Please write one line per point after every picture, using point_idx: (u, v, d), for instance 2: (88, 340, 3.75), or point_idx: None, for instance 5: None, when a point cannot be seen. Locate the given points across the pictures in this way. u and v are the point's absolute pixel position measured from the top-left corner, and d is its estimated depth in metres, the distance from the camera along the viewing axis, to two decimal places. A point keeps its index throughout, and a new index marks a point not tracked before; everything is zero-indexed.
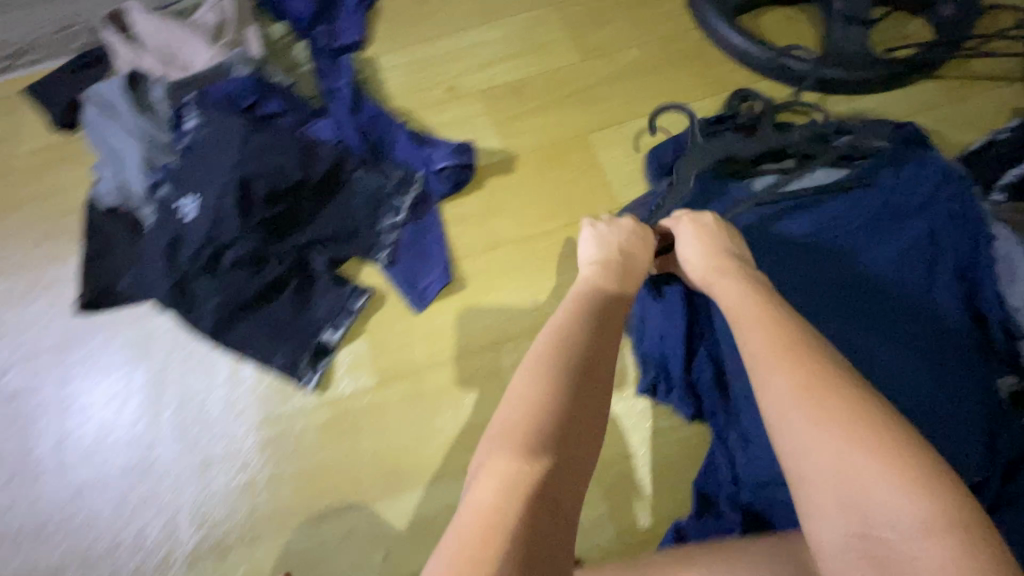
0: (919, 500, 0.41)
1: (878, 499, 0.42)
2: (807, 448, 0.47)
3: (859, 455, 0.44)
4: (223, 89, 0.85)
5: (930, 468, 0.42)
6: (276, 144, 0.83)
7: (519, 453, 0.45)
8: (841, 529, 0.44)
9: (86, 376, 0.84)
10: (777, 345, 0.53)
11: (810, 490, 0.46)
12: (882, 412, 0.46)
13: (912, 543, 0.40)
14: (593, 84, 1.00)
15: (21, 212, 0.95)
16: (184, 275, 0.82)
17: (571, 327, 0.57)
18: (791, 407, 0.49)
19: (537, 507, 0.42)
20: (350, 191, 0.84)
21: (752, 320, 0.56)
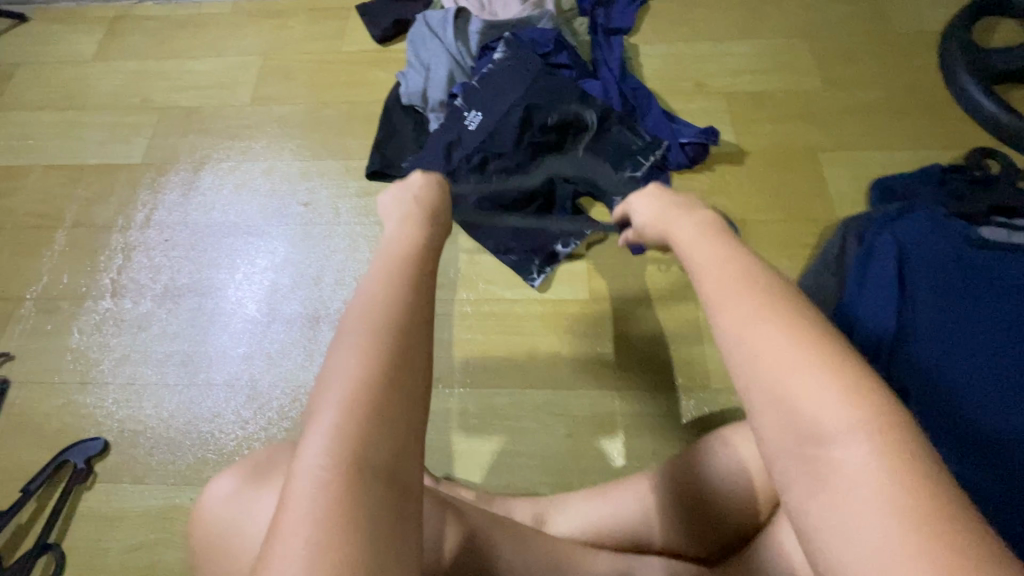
0: (851, 404, 0.33)
1: (812, 414, 0.33)
2: (752, 365, 0.36)
3: (799, 357, 0.35)
4: (529, 36, 1.04)
5: (859, 387, 0.33)
6: (559, 88, 1.01)
7: (329, 407, 0.38)
8: (782, 456, 0.34)
9: (354, 222, 1.03)
10: (728, 279, 0.41)
11: (756, 417, 0.36)
12: (794, 310, 0.38)
13: (836, 453, 0.32)
14: (831, 110, 1.07)
15: (331, 91, 1.17)
16: (455, 168, 1.00)
17: (367, 286, 0.46)
18: (752, 317, 0.38)
19: (362, 470, 0.36)
20: (606, 140, 1.00)
21: (690, 265, 0.46)
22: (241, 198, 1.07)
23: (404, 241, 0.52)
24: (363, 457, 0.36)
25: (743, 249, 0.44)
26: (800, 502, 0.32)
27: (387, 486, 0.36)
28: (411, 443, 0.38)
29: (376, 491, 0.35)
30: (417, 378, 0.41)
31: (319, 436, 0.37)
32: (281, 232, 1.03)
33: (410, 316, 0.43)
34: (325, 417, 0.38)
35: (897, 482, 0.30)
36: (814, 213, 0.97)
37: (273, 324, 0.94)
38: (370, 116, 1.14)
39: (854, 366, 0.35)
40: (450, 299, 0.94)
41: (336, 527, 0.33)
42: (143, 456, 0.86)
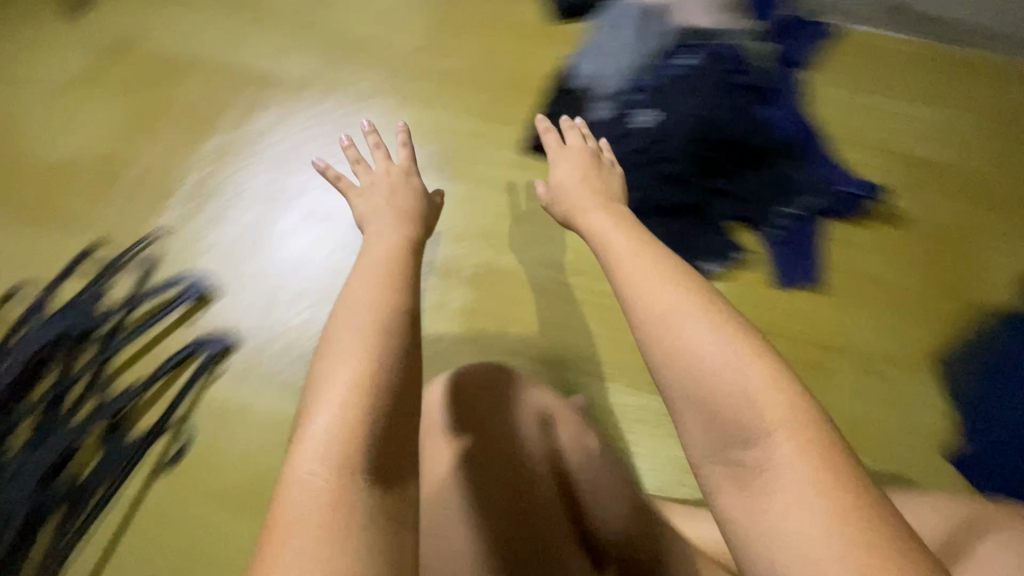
0: (779, 400, 0.41)
1: (750, 411, 0.41)
2: (691, 367, 0.44)
3: (711, 346, 0.44)
4: (720, 52, 1.05)
5: (758, 362, 0.43)
6: (742, 111, 1.01)
7: (344, 372, 0.45)
8: (722, 465, 0.42)
9: (506, 192, 1.04)
10: (670, 332, 0.46)
11: (682, 418, 0.44)
12: (721, 317, 0.46)
13: (757, 450, 0.41)
14: (1007, 197, 1.03)
15: (498, 58, 1.16)
16: (619, 163, 1.03)
17: (340, 319, 0.51)
18: (681, 313, 0.46)
19: (336, 492, 0.40)
20: (772, 171, 1.01)
21: (631, 278, 0.51)
22: (395, 142, 1.09)
23: (371, 259, 0.60)
24: (361, 442, 0.43)
25: (660, 251, 0.54)
26: (736, 501, 0.41)
27: (381, 439, 0.44)
28: (396, 388, 0.46)
29: (369, 469, 0.42)
30: (395, 306, 0.52)
31: (308, 447, 0.42)
32: (430, 185, 1.04)
33: (393, 333, 0.49)
34: (309, 450, 0.42)
35: (821, 484, 0.38)
36: (964, 292, 0.96)
37: None
38: (534, 91, 1.13)
39: (762, 352, 0.43)
40: (594, 290, 0.96)
41: (333, 515, 0.39)
42: (273, 359, 0.92)
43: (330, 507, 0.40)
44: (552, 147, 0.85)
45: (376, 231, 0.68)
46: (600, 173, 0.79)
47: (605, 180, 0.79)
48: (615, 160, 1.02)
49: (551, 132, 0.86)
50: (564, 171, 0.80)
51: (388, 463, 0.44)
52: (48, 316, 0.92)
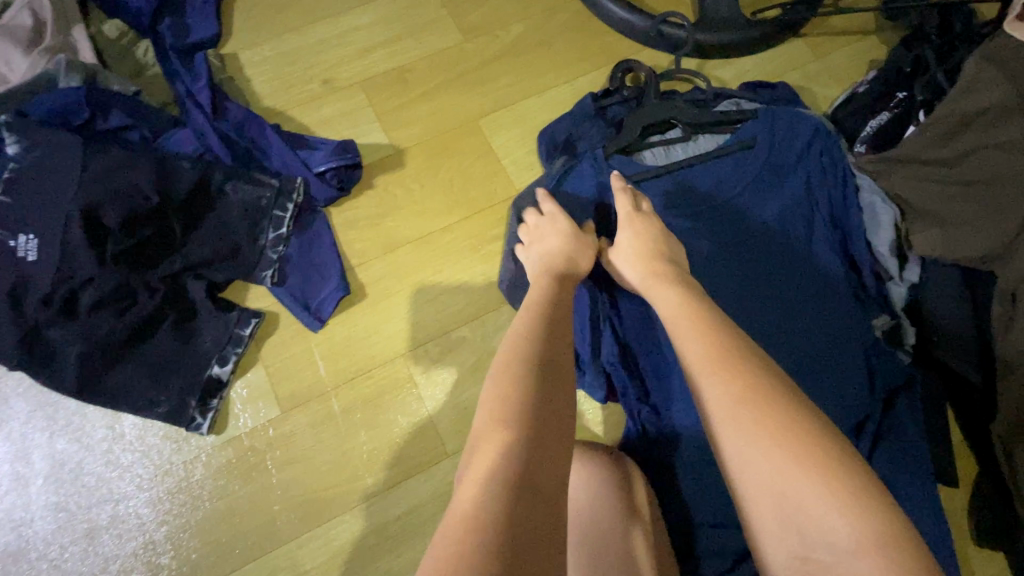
0: (844, 519, 0.38)
1: (821, 528, 0.39)
2: (745, 470, 0.43)
3: (817, 492, 0.40)
4: (48, 104, 0.74)
5: (857, 477, 0.40)
6: (127, 162, 0.74)
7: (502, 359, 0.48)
8: (789, 550, 0.40)
9: None
10: (743, 396, 0.44)
11: (756, 513, 0.42)
12: (777, 416, 0.42)
13: (839, 562, 0.38)
14: (481, 63, 0.92)
15: None
16: (35, 325, 0.70)
17: (524, 368, 0.46)
18: (750, 404, 0.43)
19: (517, 491, 0.36)
20: (223, 205, 0.77)
21: (682, 329, 0.51)
22: None
23: (519, 326, 0.52)
24: (544, 453, 0.39)
25: (722, 333, 0.49)
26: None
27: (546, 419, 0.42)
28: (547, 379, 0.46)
29: (524, 483, 0.37)
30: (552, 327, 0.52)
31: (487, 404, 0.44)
32: None
33: (564, 405, 0.44)
34: (486, 464, 0.38)
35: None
36: (494, 192, 0.85)
37: None
38: None
39: (866, 495, 0.39)
40: (107, 497, 0.69)
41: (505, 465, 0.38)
42: None
43: (491, 477, 0.37)
44: (622, 220, 0.66)
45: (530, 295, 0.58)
46: (661, 241, 0.64)
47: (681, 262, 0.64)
48: (21, 323, 0.70)
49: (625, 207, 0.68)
50: (557, 247, 0.65)
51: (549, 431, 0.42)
52: None
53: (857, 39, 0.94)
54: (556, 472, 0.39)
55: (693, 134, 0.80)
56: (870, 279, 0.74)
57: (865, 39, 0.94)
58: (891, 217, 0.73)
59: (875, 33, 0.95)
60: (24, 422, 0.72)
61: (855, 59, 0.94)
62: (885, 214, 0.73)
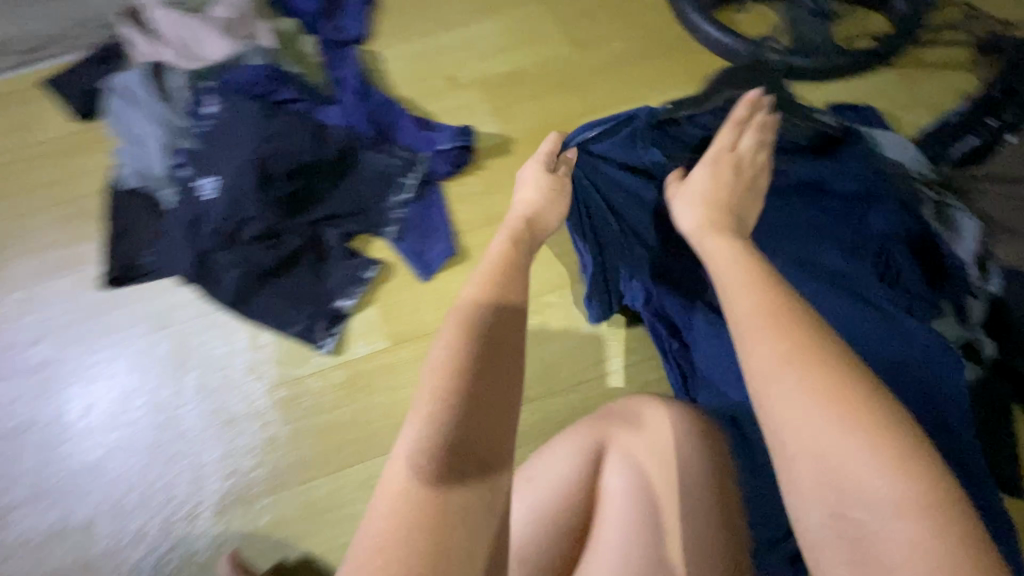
0: (897, 479, 0.37)
1: (863, 481, 0.38)
2: (781, 417, 0.42)
3: (864, 452, 0.39)
4: (240, 77, 0.92)
5: (911, 442, 0.39)
6: (293, 127, 0.90)
7: (444, 334, 0.49)
8: (823, 508, 0.39)
9: (108, 346, 0.87)
10: (790, 350, 0.43)
11: (790, 464, 0.41)
12: (825, 369, 0.42)
13: (876, 518, 0.37)
14: (585, 72, 1.04)
15: (38, 197, 0.97)
16: (207, 249, 0.87)
17: (473, 346, 0.48)
18: (801, 360, 0.42)
19: (436, 482, 0.41)
20: (360, 170, 0.91)
21: (735, 281, 0.50)
22: None
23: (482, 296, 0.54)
24: (462, 442, 0.43)
25: (775, 290, 0.48)
26: (840, 558, 0.39)
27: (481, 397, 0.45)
28: (485, 351, 0.48)
29: (443, 475, 0.41)
30: (503, 287, 0.54)
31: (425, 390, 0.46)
32: (15, 392, 0.85)
33: (505, 385, 0.47)
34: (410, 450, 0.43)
35: (931, 554, 0.35)
36: None
37: (43, 495, 0.79)
38: (94, 212, 0.96)
39: (917, 460, 0.38)
40: (243, 396, 0.83)
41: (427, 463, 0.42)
42: None
43: (416, 465, 0.42)
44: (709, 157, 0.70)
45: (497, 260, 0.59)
46: (733, 190, 0.66)
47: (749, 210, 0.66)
48: (197, 246, 0.87)
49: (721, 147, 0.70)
50: (542, 206, 0.70)
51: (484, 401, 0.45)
52: None
53: (950, 73, 0.99)
54: (483, 459, 0.43)
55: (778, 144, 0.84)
56: (945, 289, 0.77)
57: (958, 74, 0.99)
58: (975, 228, 0.76)
59: (969, 69, 0.98)
60: (186, 328, 0.88)
61: (946, 91, 0.98)
62: (966, 221, 0.77)
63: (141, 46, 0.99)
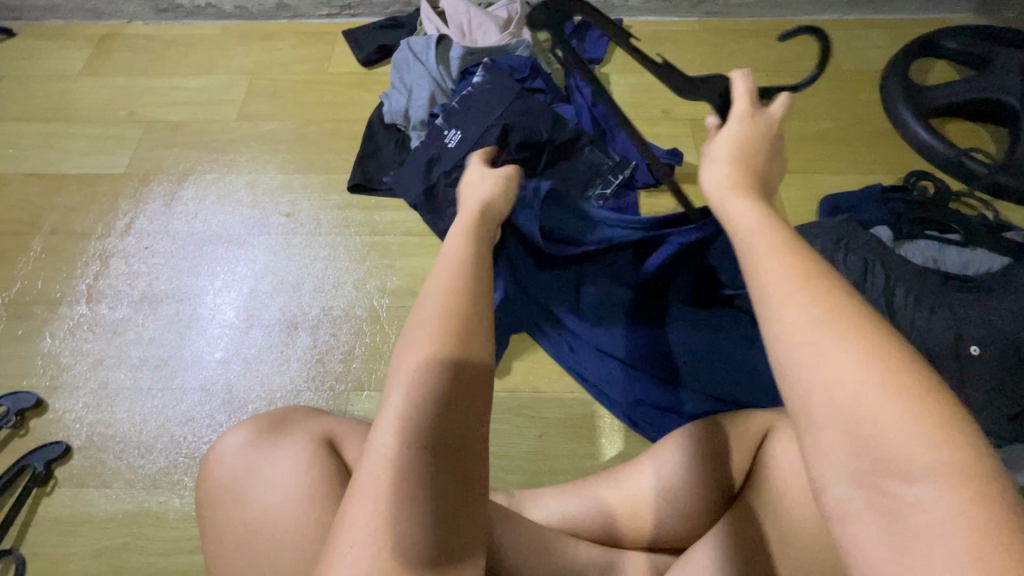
0: (936, 439, 0.29)
1: (914, 444, 0.29)
2: (810, 397, 0.32)
3: (907, 426, 0.29)
4: (508, 62, 1.12)
5: (949, 414, 0.30)
6: (537, 110, 1.07)
7: (414, 352, 0.42)
8: (861, 501, 0.30)
9: (336, 232, 1.06)
10: (821, 314, 0.33)
11: (815, 439, 0.32)
12: (880, 339, 0.32)
13: (915, 489, 0.29)
14: (787, 138, 1.15)
15: (317, 110, 1.22)
16: (435, 184, 1.04)
17: (417, 331, 0.43)
18: (826, 327, 0.33)
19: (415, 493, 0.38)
20: (579, 160, 1.06)
21: (759, 243, 0.38)
22: (224, 210, 1.09)
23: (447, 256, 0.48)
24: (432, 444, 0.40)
25: (806, 249, 0.37)
26: (872, 541, 0.30)
27: (451, 450, 0.40)
28: (459, 384, 0.42)
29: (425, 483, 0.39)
30: (472, 321, 0.44)
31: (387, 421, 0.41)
32: (260, 243, 1.05)
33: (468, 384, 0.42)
34: (387, 445, 0.40)
35: (982, 527, 0.27)
36: None
37: (252, 329, 0.95)
38: (354, 133, 1.18)
39: (950, 436, 0.29)
40: None
41: (396, 491, 0.38)
42: (112, 455, 0.85)
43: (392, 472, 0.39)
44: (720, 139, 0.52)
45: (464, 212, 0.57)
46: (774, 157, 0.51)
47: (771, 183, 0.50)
48: (429, 180, 1.04)
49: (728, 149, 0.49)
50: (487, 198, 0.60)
51: (460, 447, 0.41)
52: None
53: None
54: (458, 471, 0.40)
55: (962, 239, 0.94)
56: None
57: None
58: None
59: None
60: (398, 239, 1.05)
61: None
62: None
63: (431, 22, 1.24)
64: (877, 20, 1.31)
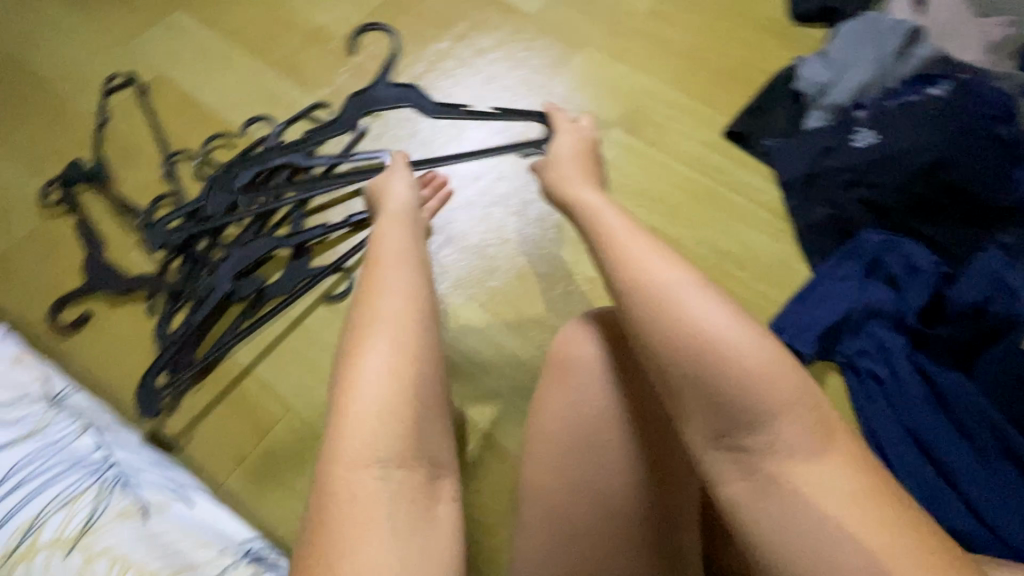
0: (777, 386, 0.43)
1: (761, 395, 0.43)
2: (698, 405, 0.44)
3: (741, 367, 0.43)
4: (983, 90, 0.90)
5: (779, 365, 0.44)
6: (985, 160, 0.87)
7: (386, 301, 0.51)
8: (739, 480, 0.43)
9: (690, 167, 1.02)
10: (659, 303, 0.47)
11: (687, 412, 0.46)
12: (747, 321, 0.46)
13: (766, 437, 0.43)
14: None
15: (727, 35, 1.12)
16: (818, 172, 0.95)
17: (384, 302, 0.51)
18: (681, 289, 0.47)
19: (404, 406, 0.46)
20: (999, 238, 0.87)
21: (619, 237, 0.53)
22: (598, 91, 1.10)
23: (389, 254, 0.57)
24: (412, 366, 0.48)
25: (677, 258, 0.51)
26: (738, 487, 0.43)
27: (422, 373, 0.49)
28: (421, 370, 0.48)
29: (413, 390, 0.47)
30: (405, 274, 0.54)
31: (370, 356, 0.48)
32: (619, 139, 1.05)
33: (417, 313, 0.51)
34: (378, 364, 0.47)
35: (824, 457, 0.41)
36: None
37: None
38: (752, 77, 1.08)
39: (755, 362, 0.44)
40: (751, 289, 0.93)
41: (389, 420, 0.45)
42: (435, 246, 0.96)
43: (382, 405, 0.46)
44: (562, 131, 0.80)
45: (389, 231, 0.63)
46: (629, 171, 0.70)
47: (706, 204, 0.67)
48: (814, 169, 0.96)
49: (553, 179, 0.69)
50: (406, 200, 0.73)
51: (426, 357, 0.49)
52: (259, 143, 1.03)
53: None
54: (425, 378, 0.49)
55: None
56: None
57: None
58: None
59: None
60: (746, 205, 0.98)
61: None
62: None
63: (904, 5, 1.03)
64: None
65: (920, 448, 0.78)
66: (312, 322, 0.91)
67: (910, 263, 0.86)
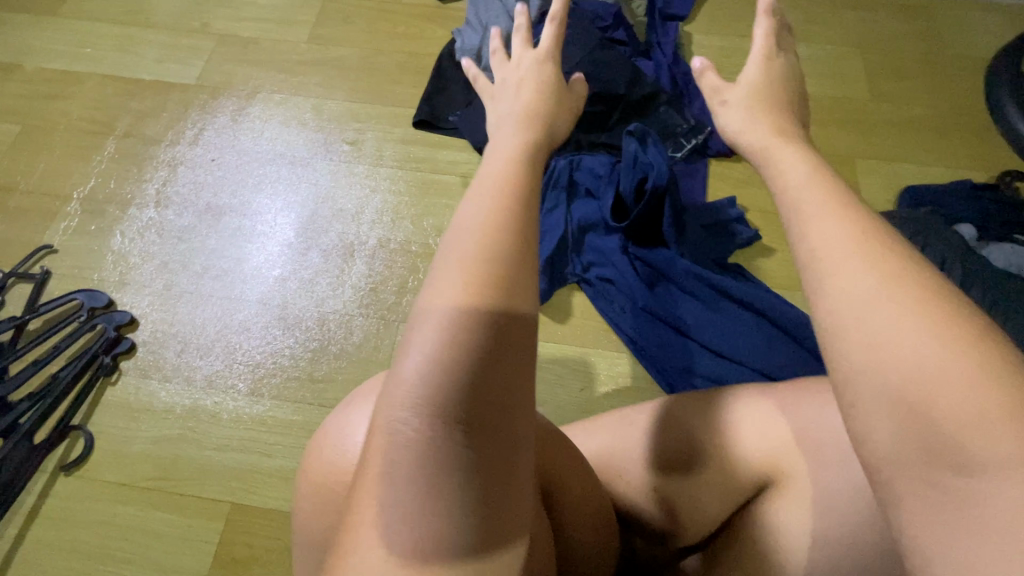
0: (973, 382, 0.27)
1: (947, 402, 0.27)
2: (868, 365, 0.29)
3: (927, 364, 0.28)
4: (592, 8, 1.08)
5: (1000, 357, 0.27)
6: (615, 62, 1.02)
7: (423, 342, 0.35)
8: (917, 497, 0.27)
9: (397, 165, 1.05)
10: (865, 292, 0.31)
11: (860, 409, 0.29)
12: (938, 303, 0.29)
13: (975, 475, 0.26)
14: (878, 121, 1.08)
15: (386, 41, 1.19)
16: None
17: (418, 348, 0.35)
18: (833, 258, 0.33)
19: (443, 529, 0.33)
20: (653, 118, 1.02)
21: (822, 214, 0.35)
22: (288, 132, 1.10)
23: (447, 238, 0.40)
24: (454, 465, 0.34)
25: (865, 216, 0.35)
26: (922, 519, 0.27)
27: (479, 472, 0.34)
28: (493, 365, 0.35)
29: (464, 499, 0.33)
30: (473, 293, 0.36)
31: (395, 448, 0.34)
32: (324, 167, 1.05)
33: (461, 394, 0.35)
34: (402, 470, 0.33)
35: None
36: None
37: (309, 253, 0.97)
38: (422, 67, 1.16)
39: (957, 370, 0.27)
40: None
41: (422, 552, 0.32)
42: (172, 352, 0.90)
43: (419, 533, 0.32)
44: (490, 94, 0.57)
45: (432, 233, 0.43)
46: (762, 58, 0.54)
47: (813, 111, 0.53)
48: None
49: (716, 74, 0.56)
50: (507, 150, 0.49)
51: (488, 450, 0.35)
52: None
53: None
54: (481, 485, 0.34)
55: None
56: None
57: None
58: None
59: None
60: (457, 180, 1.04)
61: None
62: None
63: None
64: (992, 4, 1.20)
65: (660, 320, 0.89)
66: (57, 496, 0.80)
67: (594, 174, 0.97)
